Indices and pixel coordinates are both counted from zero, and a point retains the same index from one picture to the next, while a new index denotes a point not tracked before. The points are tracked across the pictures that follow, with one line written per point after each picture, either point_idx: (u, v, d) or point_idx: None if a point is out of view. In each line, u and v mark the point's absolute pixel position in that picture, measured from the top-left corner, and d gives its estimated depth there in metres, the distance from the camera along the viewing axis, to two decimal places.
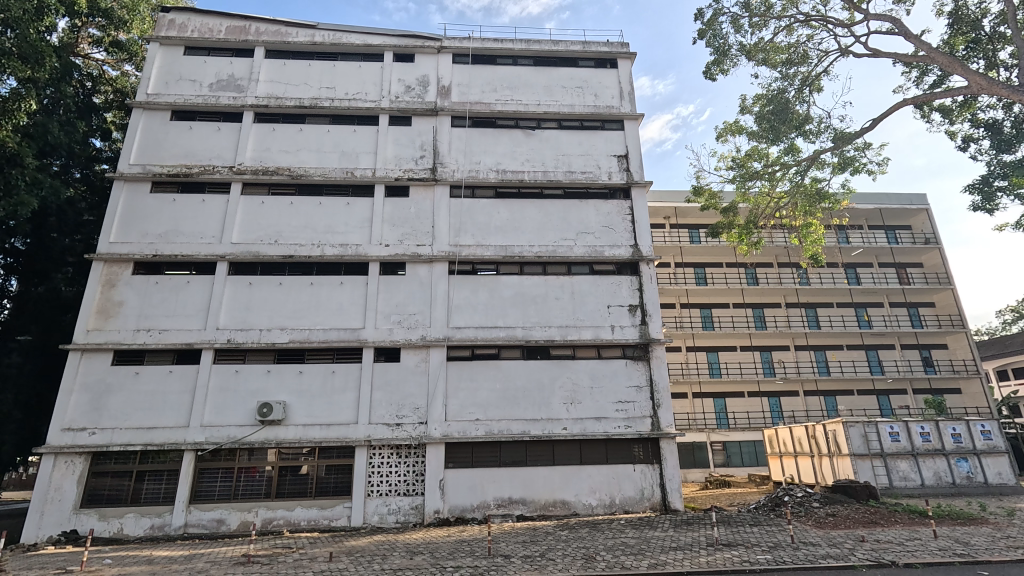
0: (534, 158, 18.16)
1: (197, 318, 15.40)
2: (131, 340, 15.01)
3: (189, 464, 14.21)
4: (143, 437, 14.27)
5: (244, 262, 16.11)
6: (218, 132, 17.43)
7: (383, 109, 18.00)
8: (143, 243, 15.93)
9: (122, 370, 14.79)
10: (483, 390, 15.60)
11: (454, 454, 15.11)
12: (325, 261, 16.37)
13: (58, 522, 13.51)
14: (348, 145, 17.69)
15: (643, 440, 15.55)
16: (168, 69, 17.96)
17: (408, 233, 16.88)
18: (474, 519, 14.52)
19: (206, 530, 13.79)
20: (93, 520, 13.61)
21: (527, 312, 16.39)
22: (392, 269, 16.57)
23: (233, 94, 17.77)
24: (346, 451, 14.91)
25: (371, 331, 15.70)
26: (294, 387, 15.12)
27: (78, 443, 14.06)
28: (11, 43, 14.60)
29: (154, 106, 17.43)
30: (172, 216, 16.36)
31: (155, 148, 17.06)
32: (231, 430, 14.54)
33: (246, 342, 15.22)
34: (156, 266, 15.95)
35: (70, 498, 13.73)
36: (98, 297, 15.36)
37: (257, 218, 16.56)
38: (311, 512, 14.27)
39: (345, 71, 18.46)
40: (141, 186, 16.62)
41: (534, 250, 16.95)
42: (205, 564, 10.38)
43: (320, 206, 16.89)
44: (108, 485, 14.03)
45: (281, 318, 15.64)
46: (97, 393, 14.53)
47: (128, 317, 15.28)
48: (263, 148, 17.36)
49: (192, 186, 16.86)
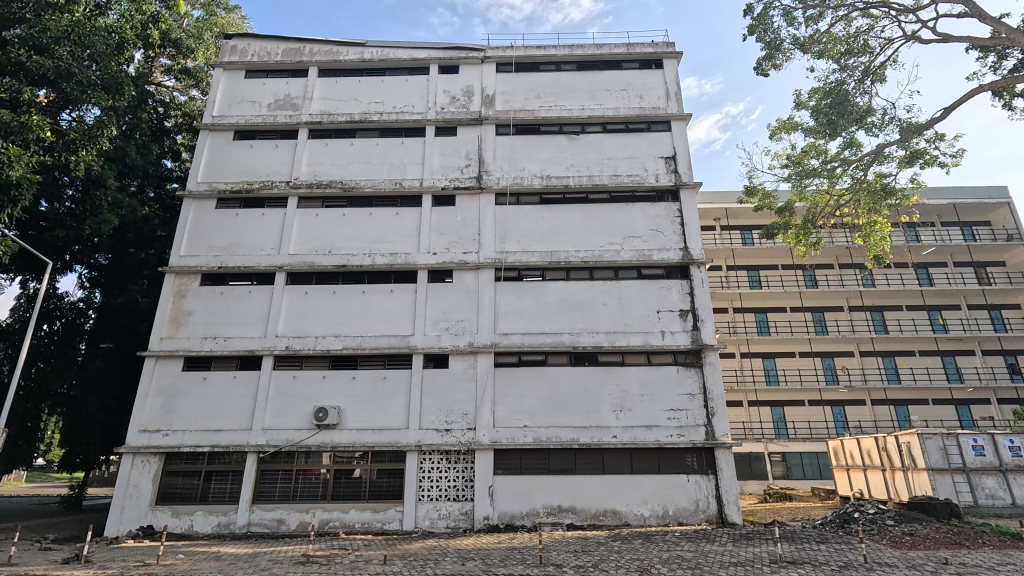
0: (579, 163, 18.05)
1: (258, 326, 16.21)
2: (198, 347, 15.96)
3: (252, 465, 14.90)
4: (210, 439, 15.09)
5: (301, 273, 16.83)
6: (276, 149, 18.36)
7: (429, 120, 18.42)
8: (210, 256, 16.95)
9: (191, 375, 15.74)
10: (531, 397, 15.55)
11: (503, 461, 15.12)
12: (376, 270, 16.85)
13: (137, 518, 14.45)
14: (396, 156, 18.20)
15: (696, 449, 15.01)
16: (231, 92, 19.12)
17: (455, 240, 17.14)
18: (523, 527, 14.45)
19: (268, 529, 14.40)
20: (167, 517, 14.50)
21: (573, 318, 16.24)
22: (440, 276, 16.85)
23: (289, 113, 18.68)
24: (398, 455, 15.22)
25: (419, 338, 16.00)
26: (348, 393, 15.61)
27: (153, 443, 15.03)
28: (96, 75, 15.85)
29: (218, 127, 18.58)
30: (235, 230, 17.32)
31: (220, 166, 18.16)
32: (290, 433, 15.14)
33: (303, 349, 15.84)
34: (221, 277, 16.93)
35: (146, 496, 14.66)
36: (170, 307, 16.46)
37: (312, 230, 17.28)
38: (365, 514, 14.62)
39: (392, 86, 19.03)
40: (207, 203, 17.72)
41: (580, 255, 16.79)
42: (269, 562, 10.81)
43: (371, 217, 17.43)
44: (180, 483, 14.91)
45: (335, 326, 16.21)
46: (170, 397, 15.52)
47: (196, 326, 16.26)
48: (317, 162, 18.13)
49: (253, 201, 17.81)
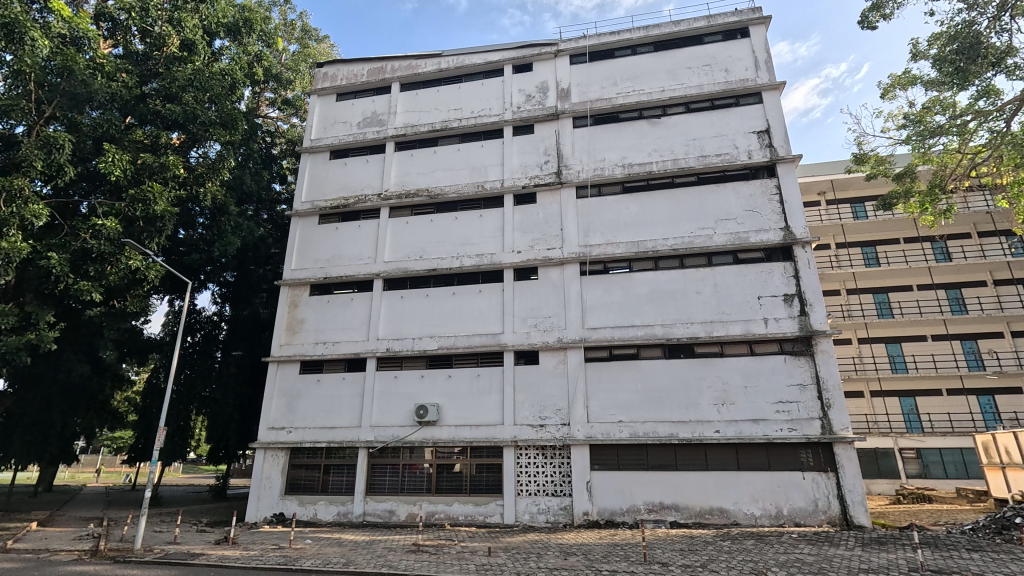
0: (662, 147, 17.35)
1: (362, 330, 17.43)
2: (312, 352, 17.50)
3: (363, 459, 16.06)
4: (327, 436, 16.49)
5: (396, 278, 17.83)
6: (367, 164, 19.61)
7: (507, 121, 18.67)
8: (316, 268, 18.51)
9: (307, 377, 17.30)
10: (625, 391, 15.23)
11: (599, 456, 14.96)
12: (464, 272, 17.41)
13: (271, 506, 16.16)
14: (477, 160, 18.67)
15: (812, 444, 13.83)
16: (326, 116, 20.71)
17: (538, 237, 17.23)
18: (625, 524, 14.19)
19: (381, 519, 15.45)
20: (295, 505, 16.05)
21: (665, 309, 15.66)
22: (526, 274, 17.04)
23: (377, 129, 19.85)
24: (495, 451, 15.63)
25: (509, 335, 16.29)
26: (445, 391, 16.29)
27: (280, 439, 16.73)
28: (216, 114, 17.90)
29: (316, 150, 20.23)
30: (336, 242, 18.76)
31: (320, 185, 19.75)
32: (395, 430, 16.11)
33: (402, 350, 16.77)
34: (327, 287, 18.42)
35: (277, 486, 16.33)
36: (287, 316, 18.21)
37: (404, 237, 18.24)
38: (467, 507, 15.17)
39: (469, 91, 19.53)
40: (311, 220, 19.36)
41: (669, 243, 16.14)
42: (384, 550, 11.60)
43: (457, 220, 18.04)
44: (304, 475, 16.43)
45: (430, 327, 16.98)
46: (291, 397, 17.18)
47: (309, 333, 17.84)
48: (404, 173, 19.10)
49: (350, 215, 19.17)
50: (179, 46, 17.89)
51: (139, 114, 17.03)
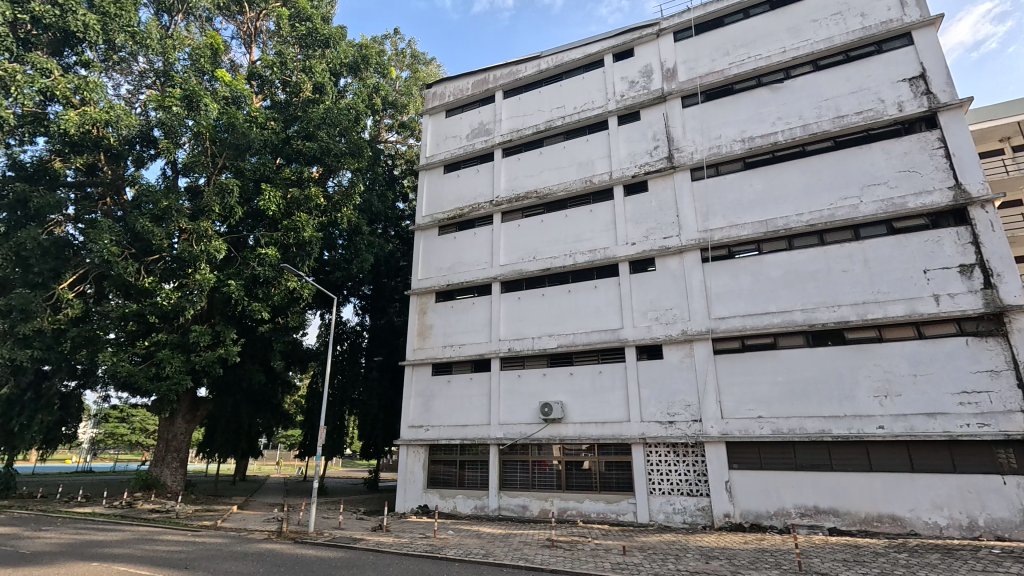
0: (787, 114, 15.69)
1: (484, 332, 18.23)
2: (441, 355, 18.69)
3: (495, 456, 16.75)
4: (460, 433, 17.48)
5: (513, 280, 18.35)
6: (478, 173, 20.50)
7: (611, 111, 18.26)
8: (439, 276, 19.76)
9: (439, 379, 18.53)
10: (763, 384, 14.01)
11: (738, 454, 13.94)
12: (579, 269, 17.35)
13: (416, 498, 17.50)
14: (583, 155, 18.54)
15: (1013, 443, 11.48)
16: (438, 133, 22.07)
17: (653, 227, 16.58)
18: (773, 528, 13.02)
19: (516, 513, 15.96)
20: (437, 498, 17.23)
21: (804, 292, 14.11)
22: (643, 266, 16.50)
23: (485, 138, 20.64)
24: (623, 448, 15.34)
25: (630, 330, 15.89)
26: (568, 388, 16.38)
27: (419, 437, 18.12)
28: (346, 146, 19.96)
29: (432, 166, 21.66)
30: (455, 250, 19.87)
31: (437, 198, 21.09)
32: (522, 427, 16.57)
33: (523, 350, 17.20)
34: (450, 293, 19.59)
35: (420, 480, 17.67)
36: (417, 323, 19.71)
37: (517, 240, 18.72)
38: (599, 505, 15.07)
39: (571, 88, 19.46)
40: (432, 232, 20.76)
41: (804, 219, 14.52)
42: (520, 543, 11.98)
43: (567, 218, 18.06)
44: (443, 470, 17.58)
45: (548, 325, 17.21)
46: (426, 397, 18.53)
47: (437, 337, 19.10)
48: (513, 177, 19.61)
49: (466, 223, 20.18)
50: (312, 89, 20.25)
51: (286, 155, 19.63)
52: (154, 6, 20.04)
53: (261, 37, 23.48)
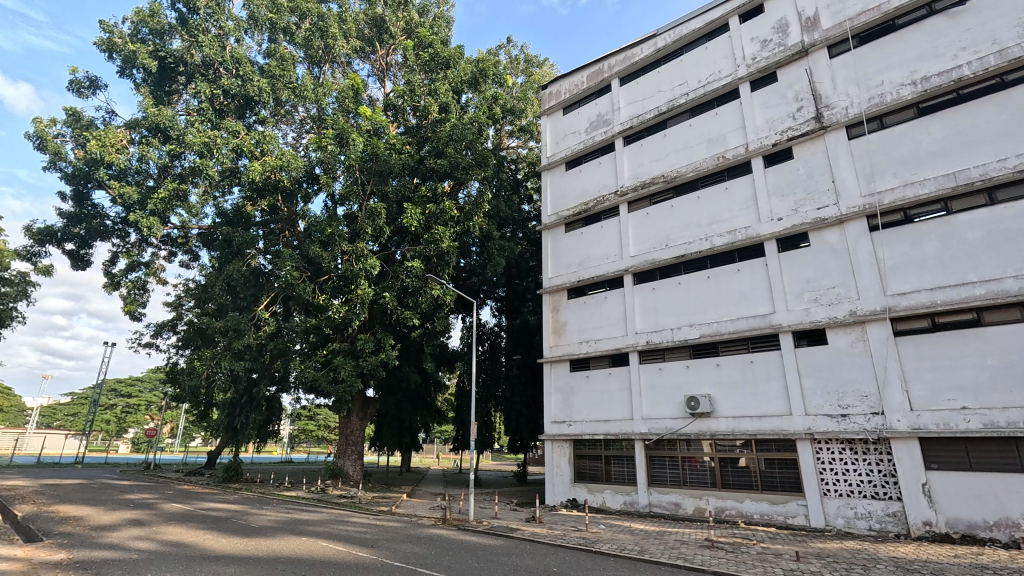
0: (974, 41, 12.92)
1: (620, 326, 17.94)
2: (578, 350, 18.83)
3: (641, 451, 16.38)
4: (603, 428, 17.43)
5: (645, 271, 17.79)
6: (600, 166, 20.25)
7: (742, 78, 16.76)
8: (569, 273, 19.94)
9: (578, 374, 18.68)
10: (965, 369, 11.68)
11: (937, 453, 11.80)
12: (718, 252, 16.23)
13: (565, 492, 17.80)
14: (713, 130, 17.28)
15: None
16: (556, 132, 22.27)
17: (802, 198, 14.85)
18: (995, 542, 10.72)
19: (668, 511, 15.43)
20: (585, 493, 17.35)
21: (1018, 254, 11.46)
22: (793, 243, 14.88)
23: (604, 129, 20.31)
24: (786, 444, 13.95)
25: (783, 314, 14.43)
26: (715, 380, 15.39)
27: (563, 432, 18.45)
28: (473, 158, 21.03)
29: (553, 165, 21.95)
30: (583, 246, 19.87)
31: (561, 196, 21.30)
32: (668, 422, 15.94)
33: (663, 342, 16.58)
34: (582, 289, 19.65)
35: (567, 474, 17.96)
36: (552, 321, 20.12)
37: (646, 229, 18.12)
38: (762, 506, 13.89)
39: (693, 61, 18.28)
40: (559, 230, 21.03)
41: (1010, 165, 11.81)
42: (677, 542, 11.57)
43: (700, 200, 17.01)
44: (589, 465, 17.66)
45: (688, 315, 16.34)
46: (566, 393, 18.81)
47: (573, 333, 19.27)
48: (637, 165, 19.01)
49: (592, 218, 20.07)
50: (438, 110, 21.76)
51: (421, 174, 21.37)
52: (307, 62, 23.23)
53: (391, 70, 25.87)
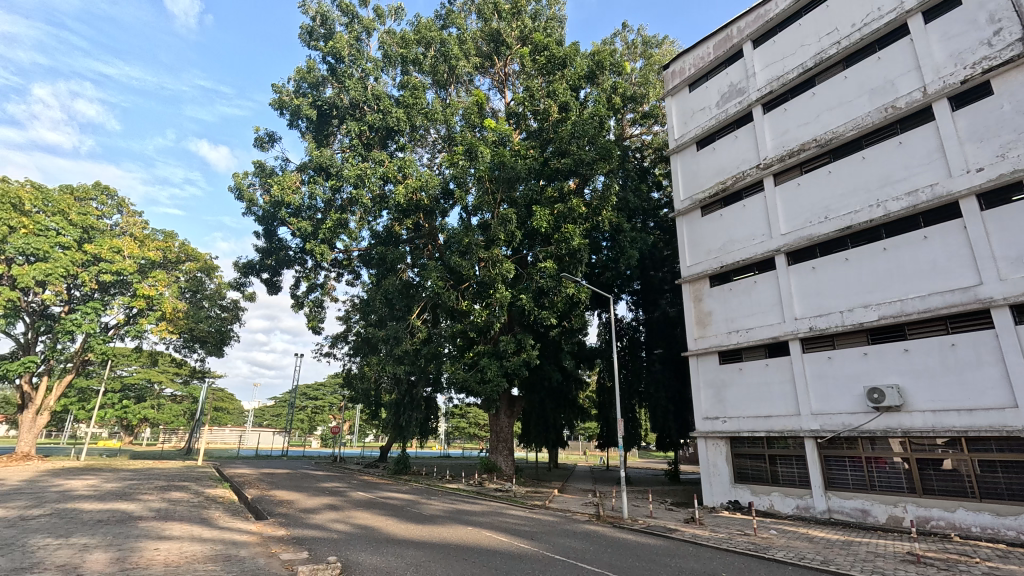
0: None
1: (775, 312, 16.30)
2: (727, 341, 17.51)
3: (813, 451, 14.63)
4: (764, 425, 15.94)
5: (802, 249, 15.92)
6: (737, 140, 18.65)
7: (910, 11, 14.18)
8: (711, 259, 18.66)
9: (729, 367, 17.36)
10: None
11: None
12: (895, 219, 13.92)
13: (725, 493, 16.62)
14: (876, 79, 14.88)
15: None
16: (683, 111, 21.04)
17: (1011, 141, 12.06)
18: None
19: (854, 518, 13.57)
20: (749, 494, 16.02)
21: None
22: (1002, 197, 12.17)
23: (738, 100, 18.64)
24: (1013, 443, 11.40)
25: (995, 285, 11.85)
26: (904, 368, 13.18)
27: (717, 429, 17.28)
28: (596, 152, 20.68)
29: (683, 147, 20.77)
30: (724, 229, 18.46)
31: (694, 179, 20.05)
32: (844, 418, 14.04)
33: (830, 327, 14.67)
34: (726, 275, 18.26)
35: (726, 474, 16.74)
36: (695, 311, 19.01)
37: (799, 202, 16.22)
38: (983, 517, 11.52)
39: (843, 4, 15.95)
40: (695, 215, 19.82)
41: None
42: (870, 554, 10.14)
43: (866, 161, 14.74)
44: (750, 465, 16.27)
45: (861, 295, 14.26)
46: (717, 388, 17.61)
47: (720, 323, 17.97)
48: (781, 133, 17.12)
49: (732, 197, 18.55)
50: (558, 110, 21.93)
51: (547, 175, 21.71)
52: (435, 87, 25.08)
53: (510, 79, 26.75)
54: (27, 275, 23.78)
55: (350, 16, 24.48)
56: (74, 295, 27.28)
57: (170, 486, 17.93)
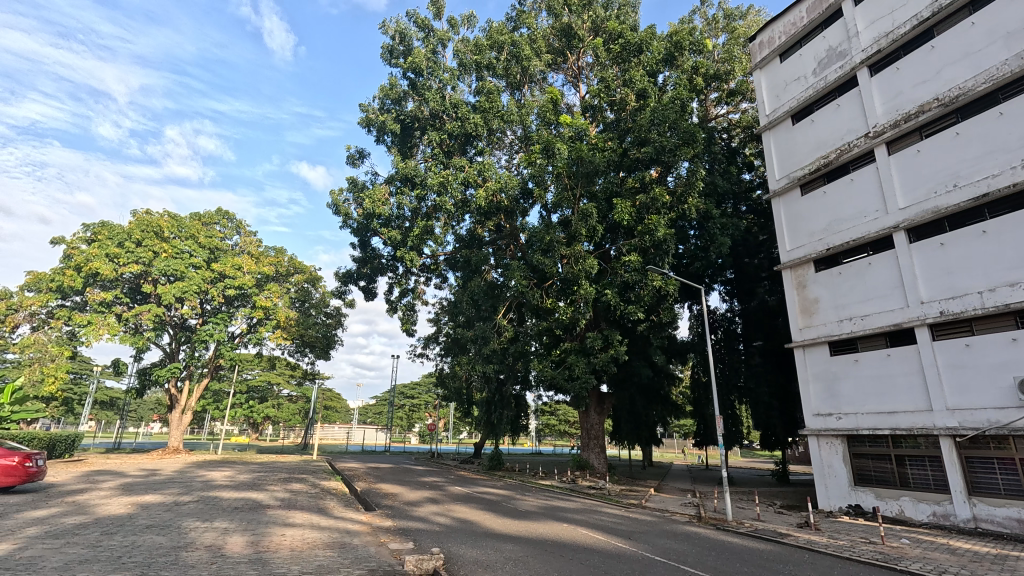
0: None
1: (895, 296, 14.60)
2: (838, 330, 15.98)
3: (950, 451, 12.93)
4: (888, 422, 14.34)
5: (926, 223, 14.12)
6: (839, 109, 16.94)
7: None
8: (814, 241, 17.12)
9: (842, 359, 15.81)
10: None
11: None
12: None
13: (843, 497, 15.15)
14: (1013, 20, 12.79)
15: None
16: (775, 84, 19.51)
17: None
18: None
19: (1007, 530, 11.77)
20: (873, 499, 14.48)
21: None
22: None
23: (839, 64, 16.91)
24: None
25: None
26: None
27: (831, 426, 15.82)
28: (678, 137, 19.72)
29: (776, 123, 19.27)
30: (829, 207, 16.85)
31: (791, 156, 18.52)
32: (990, 414, 12.26)
33: (966, 311, 12.87)
34: (834, 258, 16.66)
35: (844, 475, 15.26)
36: (799, 299, 17.56)
37: (920, 170, 14.38)
38: None
39: None
40: (793, 195, 18.31)
41: None
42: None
43: (1004, 117, 12.72)
44: (873, 466, 14.72)
45: (1005, 272, 12.35)
46: (829, 381, 16.12)
47: (828, 311, 16.44)
48: (894, 95, 15.29)
49: (837, 172, 16.88)
50: (636, 98, 21.25)
51: (627, 167, 21.13)
52: (509, 89, 25.38)
53: (584, 72, 26.36)
54: (170, 293, 27.38)
55: (426, 31, 25.46)
56: (206, 308, 31.01)
57: (291, 478, 19.80)
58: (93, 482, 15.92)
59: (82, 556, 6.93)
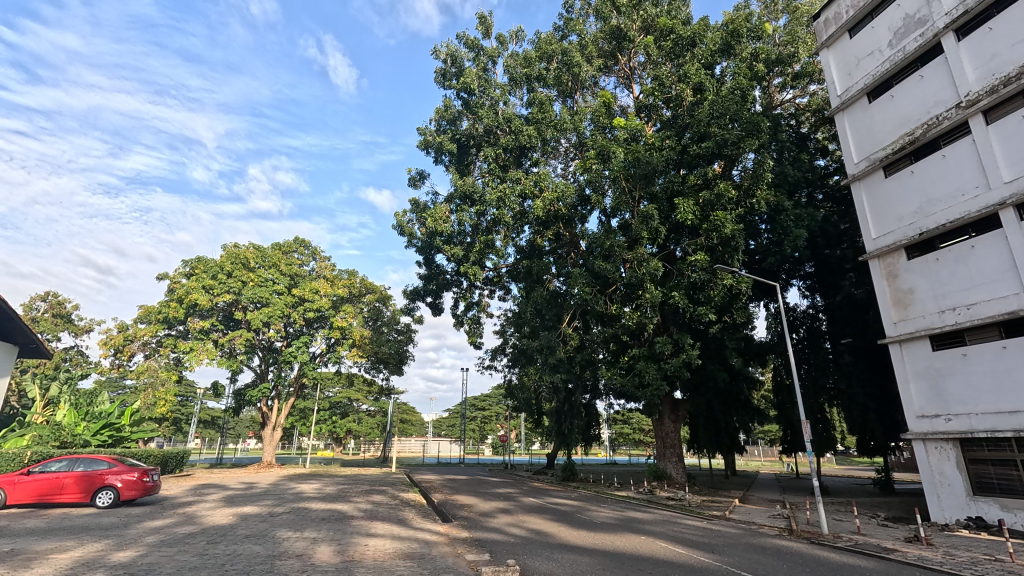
0: None
1: (1008, 280, 13.03)
2: (940, 322, 14.47)
3: None
4: (1009, 422, 12.72)
5: None
6: (924, 80, 15.50)
7: None
8: (904, 226, 15.66)
9: (948, 353, 14.27)
10: None
11: None
12: None
13: (961, 507, 13.53)
14: None
15: None
16: (845, 62, 18.21)
17: None
18: None
19: None
20: (998, 510, 12.80)
21: None
22: None
23: (918, 32, 15.51)
24: None
25: None
26: None
27: (939, 429, 14.25)
28: (741, 128, 18.80)
29: (850, 102, 17.95)
30: (919, 188, 15.40)
31: (869, 136, 17.15)
32: None
33: None
34: (929, 243, 15.15)
35: (959, 484, 13.66)
36: (891, 290, 16.10)
37: None
38: None
39: None
40: (875, 178, 16.91)
41: None
42: None
43: None
44: (995, 473, 13.08)
45: None
46: (934, 379, 14.59)
47: (927, 301, 14.93)
48: (988, 58, 13.80)
49: (925, 148, 15.41)
50: (693, 92, 20.58)
51: (688, 164, 20.43)
52: (561, 97, 25.49)
53: (636, 72, 26.04)
54: (258, 318, 29.67)
55: (476, 50, 26.15)
56: (290, 331, 33.23)
57: (372, 490, 20.62)
58: (201, 494, 17.46)
59: (191, 563, 7.61)
